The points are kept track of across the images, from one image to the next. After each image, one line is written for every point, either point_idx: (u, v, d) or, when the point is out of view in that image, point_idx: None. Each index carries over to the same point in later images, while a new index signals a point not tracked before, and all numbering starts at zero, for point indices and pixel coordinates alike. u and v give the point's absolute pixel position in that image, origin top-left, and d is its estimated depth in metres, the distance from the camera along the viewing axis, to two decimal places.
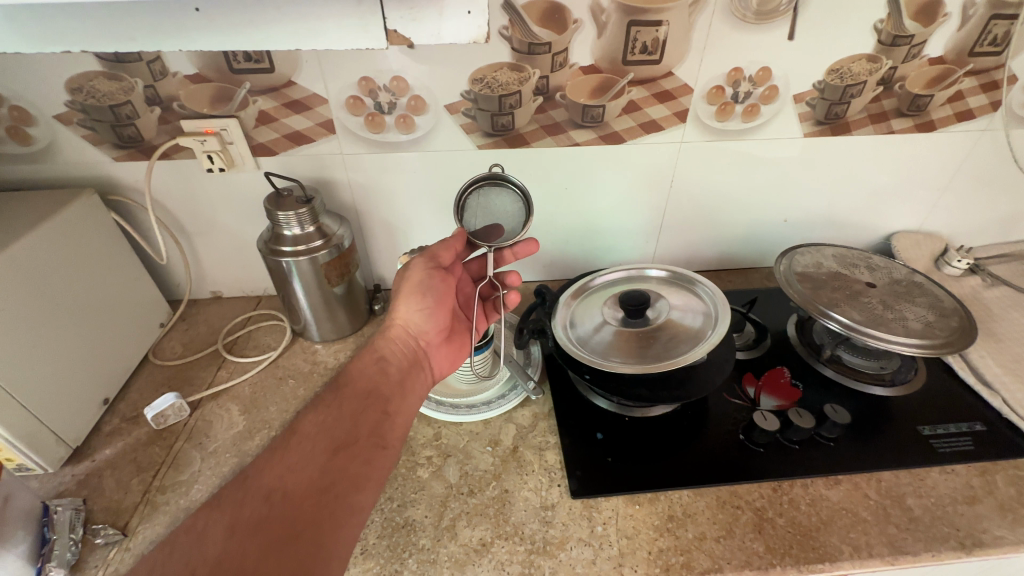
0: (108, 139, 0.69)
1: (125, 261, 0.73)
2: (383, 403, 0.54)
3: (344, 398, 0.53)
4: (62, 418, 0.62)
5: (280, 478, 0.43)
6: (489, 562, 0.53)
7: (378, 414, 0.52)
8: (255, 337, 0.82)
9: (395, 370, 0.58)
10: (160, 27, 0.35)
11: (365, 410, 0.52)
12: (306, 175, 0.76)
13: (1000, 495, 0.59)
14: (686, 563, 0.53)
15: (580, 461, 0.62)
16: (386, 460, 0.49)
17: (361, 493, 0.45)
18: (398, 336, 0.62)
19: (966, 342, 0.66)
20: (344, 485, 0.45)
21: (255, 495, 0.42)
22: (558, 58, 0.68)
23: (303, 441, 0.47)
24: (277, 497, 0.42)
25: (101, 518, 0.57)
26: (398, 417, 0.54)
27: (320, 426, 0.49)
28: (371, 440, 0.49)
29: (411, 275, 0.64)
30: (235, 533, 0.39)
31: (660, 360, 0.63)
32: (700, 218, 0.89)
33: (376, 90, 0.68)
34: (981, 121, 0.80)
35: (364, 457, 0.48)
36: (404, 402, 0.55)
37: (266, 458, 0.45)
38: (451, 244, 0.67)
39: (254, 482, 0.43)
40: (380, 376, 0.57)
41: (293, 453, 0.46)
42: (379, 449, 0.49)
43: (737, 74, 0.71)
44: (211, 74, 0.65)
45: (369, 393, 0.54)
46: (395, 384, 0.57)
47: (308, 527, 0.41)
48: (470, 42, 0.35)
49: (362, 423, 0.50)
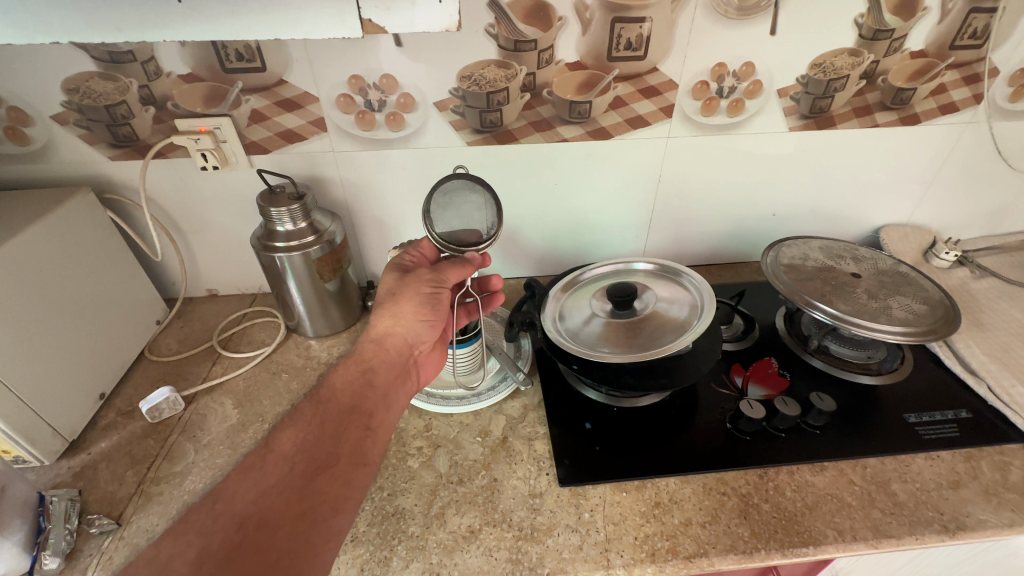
0: (104, 138, 0.70)
1: (120, 259, 0.74)
2: (367, 418, 0.53)
3: (324, 412, 0.51)
4: (58, 412, 0.63)
5: (255, 501, 0.43)
6: (477, 548, 0.54)
7: (361, 431, 0.51)
8: (250, 334, 0.83)
9: (381, 382, 0.57)
10: (144, 15, 0.36)
11: (347, 426, 0.51)
12: (298, 172, 0.77)
13: (984, 480, 0.60)
14: (672, 548, 0.53)
15: (568, 450, 0.63)
16: (368, 479, 0.49)
17: (341, 515, 0.45)
18: (391, 347, 0.60)
19: (949, 329, 0.67)
20: (322, 507, 0.44)
21: (228, 519, 0.41)
22: (544, 55, 0.69)
23: (279, 461, 0.46)
24: (251, 522, 0.41)
25: (96, 509, 0.58)
26: (381, 432, 0.53)
27: (297, 444, 0.48)
28: (353, 459, 0.49)
29: (417, 289, 0.62)
30: (203, 563, 0.38)
31: (647, 348, 0.64)
32: (688, 213, 0.90)
33: (366, 88, 0.69)
34: (965, 113, 0.81)
35: (345, 476, 0.47)
36: (388, 416, 0.55)
37: (239, 480, 0.44)
38: (458, 266, 0.65)
39: (227, 507, 0.42)
40: (364, 389, 0.55)
41: (269, 474, 0.45)
42: (361, 468, 0.48)
43: (721, 69, 0.72)
44: (204, 73, 0.67)
45: (351, 407, 0.53)
46: (381, 398, 0.55)
47: (283, 554, 0.40)
48: (442, 31, 0.38)
49: (343, 440, 0.50)
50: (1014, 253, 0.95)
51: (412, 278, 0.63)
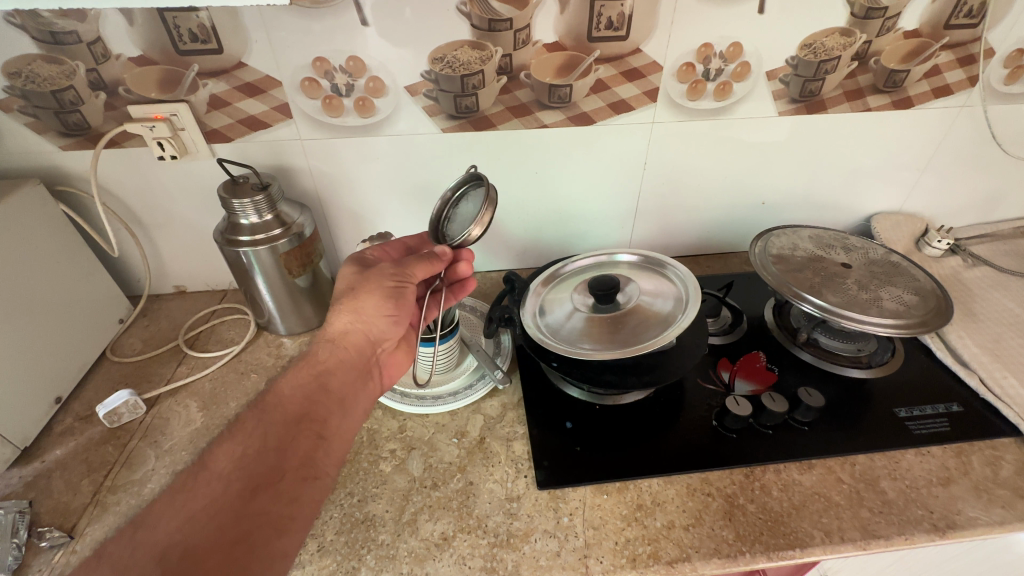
0: (52, 126, 0.66)
1: (75, 255, 0.70)
2: (319, 425, 0.50)
3: (269, 424, 0.48)
4: (8, 419, 0.59)
5: (167, 525, 0.40)
6: (450, 556, 0.51)
7: (311, 441, 0.48)
8: (218, 332, 0.80)
9: (336, 386, 0.54)
10: None
11: (269, 435, 0.47)
12: (264, 161, 0.73)
13: (975, 476, 0.58)
14: (653, 553, 0.51)
15: (547, 451, 0.60)
16: (319, 493, 0.46)
17: (286, 535, 0.42)
18: (352, 343, 0.58)
19: (941, 321, 0.64)
20: (265, 528, 0.41)
21: (138, 546, 0.39)
22: (521, 35, 0.66)
23: (215, 479, 0.43)
24: (151, 545, 0.39)
25: (48, 520, 0.55)
26: (334, 440, 0.50)
27: (236, 461, 0.44)
28: (301, 472, 0.46)
29: (381, 281, 0.59)
30: None
31: (629, 344, 0.61)
32: (675, 202, 0.87)
33: (332, 71, 0.65)
34: (959, 97, 0.78)
35: (292, 491, 0.44)
36: (342, 424, 0.52)
37: (167, 503, 0.41)
38: (425, 261, 0.60)
39: (151, 533, 0.39)
40: (317, 392, 0.52)
41: (179, 489, 0.42)
42: (310, 480, 0.46)
43: (707, 50, 0.69)
44: (157, 56, 0.62)
45: (303, 415, 0.50)
46: (311, 401, 0.51)
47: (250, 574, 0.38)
48: None
49: (292, 452, 0.46)
50: (1006, 241, 0.93)
51: (437, 254, 0.61)
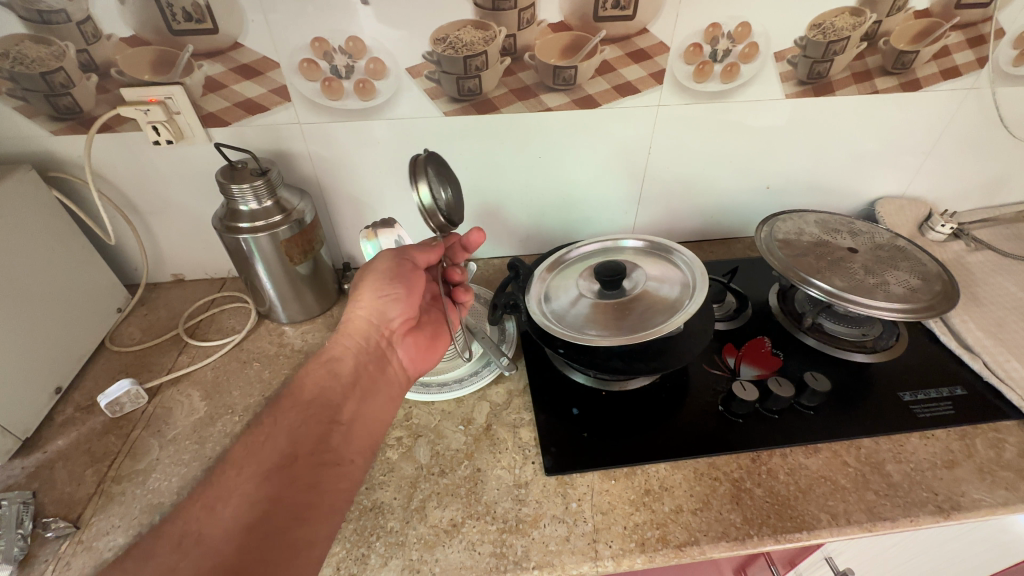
0: (42, 110, 0.64)
1: (70, 243, 0.68)
2: (332, 413, 0.52)
3: (281, 412, 0.50)
4: (7, 410, 0.59)
5: (185, 516, 0.41)
6: (460, 542, 0.51)
7: (325, 426, 0.50)
8: (218, 321, 0.79)
9: (346, 373, 0.56)
10: None
11: (282, 424, 0.49)
12: (261, 146, 0.71)
13: (979, 458, 0.59)
14: (662, 537, 0.51)
15: (554, 437, 0.60)
16: (340, 479, 0.47)
17: (308, 523, 0.43)
18: (358, 331, 0.60)
19: (948, 305, 0.64)
20: (285, 515, 0.42)
21: (156, 538, 0.40)
22: (525, 14, 0.64)
23: (232, 467, 0.45)
24: (170, 536, 0.40)
25: (52, 511, 0.54)
26: (350, 428, 0.52)
27: (252, 449, 0.46)
28: (319, 458, 0.47)
29: (377, 266, 0.62)
30: None
31: (636, 330, 0.60)
32: (679, 187, 0.86)
33: (331, 52, 0.64)
34: (967, 79, 0.77)
35: (311, 477, 0.46)
36: (357, 411, 0.54)
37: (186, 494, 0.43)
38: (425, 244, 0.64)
39: (169, 525, 0.40)
40: (331, 383, 0.55)
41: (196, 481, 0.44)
42: (330, 466, 0.47)
43: (714, 30, 0.68)
44: (150, 36, 0.60)
45: (317, 403, 0.52)
46: (324, 391, 0.54)
47: (271, 559, 0.39)
48: None
49: (308, 438, 0.48)
50: (1009, 225, 0.93)
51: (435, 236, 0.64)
